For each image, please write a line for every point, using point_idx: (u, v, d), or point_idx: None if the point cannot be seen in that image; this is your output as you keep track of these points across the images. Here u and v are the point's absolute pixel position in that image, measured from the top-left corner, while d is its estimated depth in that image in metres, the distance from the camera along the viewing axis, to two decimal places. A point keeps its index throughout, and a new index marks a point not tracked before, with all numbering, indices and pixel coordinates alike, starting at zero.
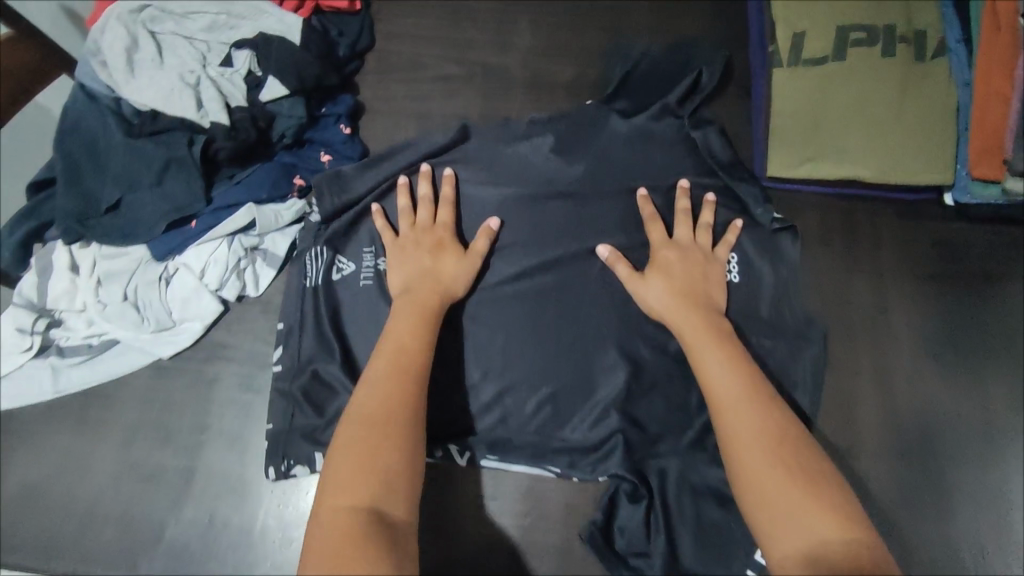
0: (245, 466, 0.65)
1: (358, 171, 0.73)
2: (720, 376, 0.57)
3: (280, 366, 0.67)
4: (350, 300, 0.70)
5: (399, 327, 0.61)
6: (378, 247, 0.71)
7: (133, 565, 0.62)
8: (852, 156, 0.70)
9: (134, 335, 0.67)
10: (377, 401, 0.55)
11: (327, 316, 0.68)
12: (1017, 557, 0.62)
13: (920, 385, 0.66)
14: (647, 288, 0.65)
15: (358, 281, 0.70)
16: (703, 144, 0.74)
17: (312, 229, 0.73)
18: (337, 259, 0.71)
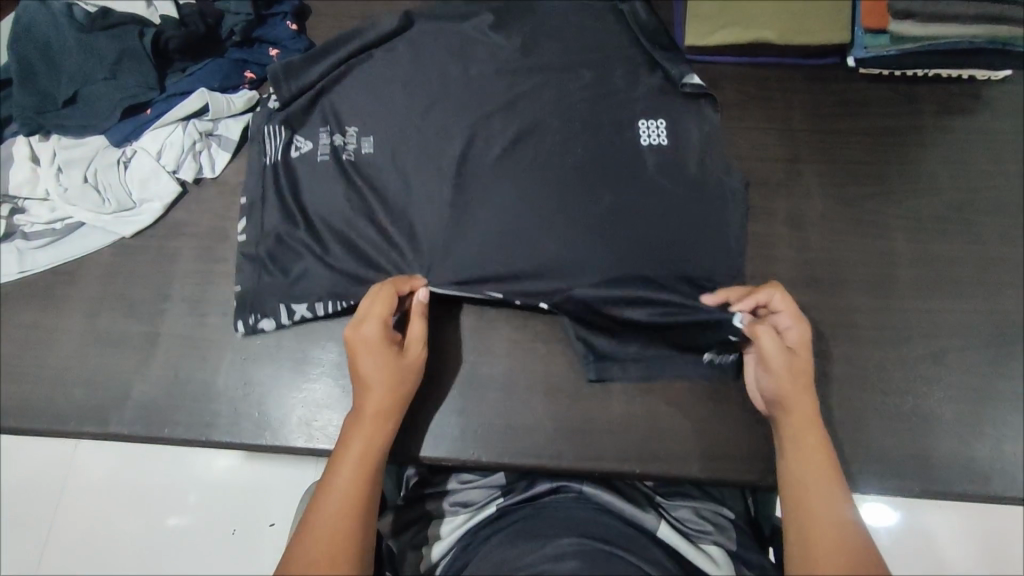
0: (205, 328, 0.72)
1: (305, 64, 0.75)
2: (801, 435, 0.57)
3: (246, 235, 0.72)
4: (310, 172, 0.73)
5: (371, 402, 0.60)
6: (333, 126, 0.74)
7: (101, 418, 0.69)
8: (758, 22, 0.77)
9: (95, 216, 0.74)
10: (352, 475, 0.55)
11: (287, 186, 0.72)
12: (919, 373, 0.68)
13: (827, 226, 0.74)
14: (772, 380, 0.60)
15: (315, 157, 0.73)
16: (629, 13, 0.77)
17: (265, 112, 0.75)
18: (295, 137, 0.74)
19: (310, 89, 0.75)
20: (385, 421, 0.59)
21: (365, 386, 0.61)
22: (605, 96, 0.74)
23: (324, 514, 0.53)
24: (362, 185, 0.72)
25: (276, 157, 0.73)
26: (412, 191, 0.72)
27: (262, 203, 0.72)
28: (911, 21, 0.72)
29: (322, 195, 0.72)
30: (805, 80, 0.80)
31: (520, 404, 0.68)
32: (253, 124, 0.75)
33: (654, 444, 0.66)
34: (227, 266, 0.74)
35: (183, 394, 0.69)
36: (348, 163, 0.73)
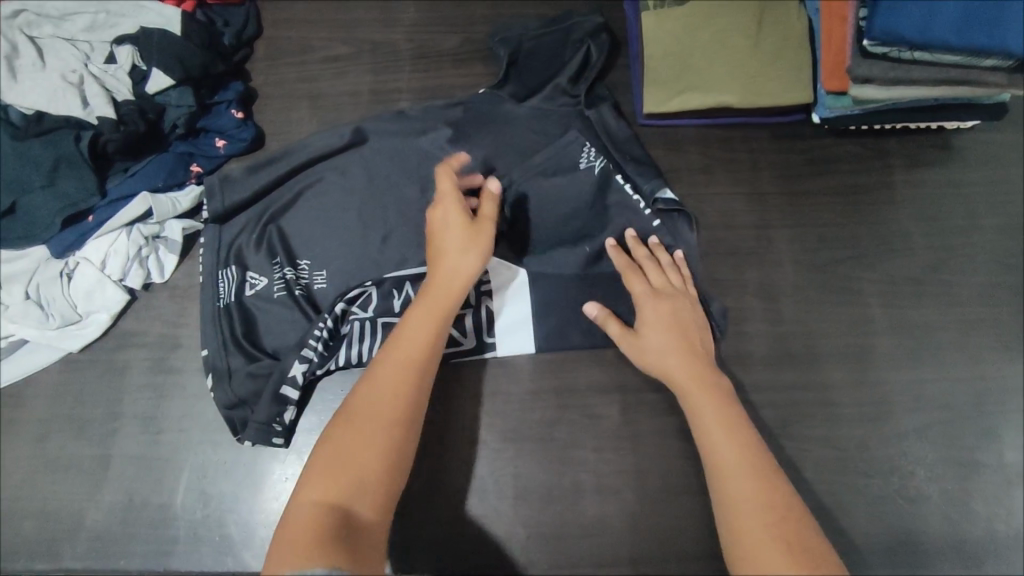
0: (160, 445, 0.69)
1: (246, 173, 0.73)
2: (721, 450, 0.54)
3: (218, 393, 0.68)
4: (270, 313, 0.70)
5: (435, 293, 0.60)
6: (285, 259, 0.71)
7: (55, 552, 0.65)
8: (718, 84, 0.75)
9: (40, 332, 0.71)
10: (407, 352, 0.57)
11: (247, 329, 0.69)
12: (903, 449, 0.65)
13: (801, 296, 0.71)
14: (642, 345, 0.62)
15: (271, 294, 0.70)
16: (598, 122, 0.74)
17: (212, 228, 0.73)
18: (247, 275, 0.71)
19: (250, 200, 0.73)
20: (442, 315, 0.59)
21: (447, 254, 0.61)
22: (567, 194, 0.72)
23: (381, 374, 0.55)
24: (330, 322, 0.67)
25: (232, 300, 0.70)
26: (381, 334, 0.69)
27: (220, 345, 0.69)
28: (870, 85, 0.68)
29: (285, 338, 0.69)
30: (770, 140, 0.78)
31: (491, 510, 0.65)
32: (204, 255, 0.72)
33: (632, 546, 0.63)
34: (180, 376, 0.71)
35: (138, 519, 0.66)
36: (302, 301, 0.69)
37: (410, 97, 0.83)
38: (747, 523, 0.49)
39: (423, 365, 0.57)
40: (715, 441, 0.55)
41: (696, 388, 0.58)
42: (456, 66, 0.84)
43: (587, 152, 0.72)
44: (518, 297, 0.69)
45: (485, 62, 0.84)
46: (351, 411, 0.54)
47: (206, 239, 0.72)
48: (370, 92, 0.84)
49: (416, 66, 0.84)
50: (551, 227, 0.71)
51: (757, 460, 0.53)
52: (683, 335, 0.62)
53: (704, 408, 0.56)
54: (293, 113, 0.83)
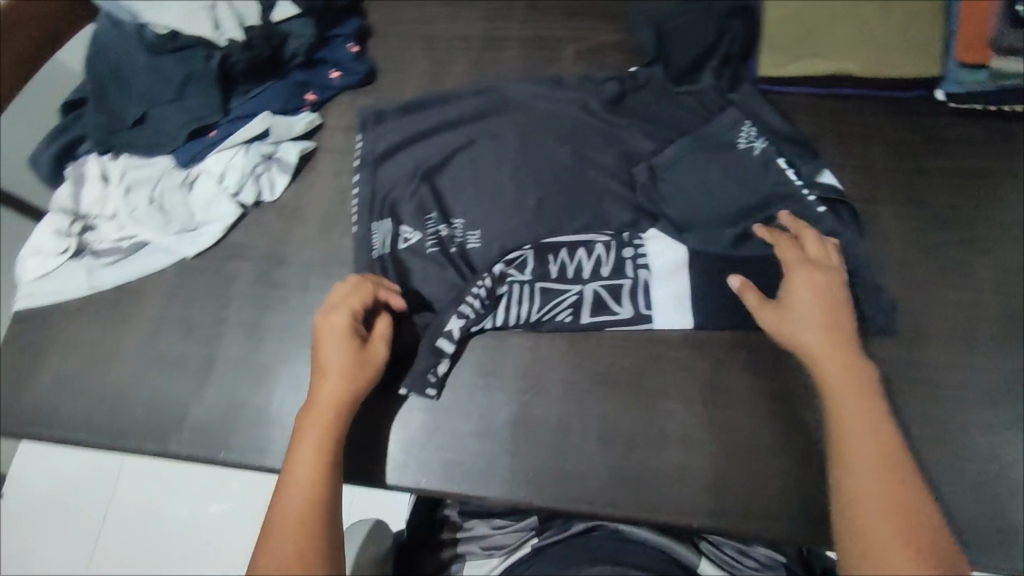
0: (262, 353, 0.72)
1: (398, 116, 0.79)
2: (857, 431, 0.55)
3: None
4: (424, 265, 0.72)
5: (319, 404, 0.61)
6: (439, 216, 0.74)
7: (158, 438, 0.69)
8: (840, 53, 0.74)
9: (160, 236, 0.76)
10: (310, 458, 0.58)
11: (402, 280, 0.72)
12: (1006, 437, 0.63)
13: (908, 274, 0.69)
14: (787, 314, 0.62)
15: (424, 249, 0.72)
16: (744, 103, 0.75)
17: (366, 177, 0.76)
18: (400, 228, 0.74)
19: (400, 145, 0.78)
20: (333, 425, 0.60)
21: (331, 373, 0.62)
22: (713, 171, 0.72)
23: (291, 507, 0.56)
24: (489, 283, 0.69)
25: (389, 251, 0.73)
26: (536, 298, 0.69)
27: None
28: (1013, 57, 0.71)
29: (444, 292, 0.71)
30: (886, 114, 0.75)
31: (575, 448, 0.66)
32: (359, 206, 0.75)
33: (715, 498, 0.63)
34: (283, 291, 0.75)
35: (238, 417, 0.70)
36: (456, 256, 0.72)
37: (521, 45, 0.84)
38: (862, 493, 0.52)
39: (325, 486, 0.57)
40: (850, 422, 0.56)
41: (835, 366, 0.59)
42: (568, 19, 0.84)
43: (745, 132, 0.73)
44: (678, 271, 0.70)
45: (597, 17, 0.84)
46: (274, 530, 0.55)
47: (362, 183, 0.76)
48: (482, 37, 0.85)
49: (528, 15, 0.85)
50: (705, 210, 0.71)
51: (886, 448, 0.54)
52: (838, 314, 0.61)
53: (839, 389, 0.57)
54: (405, 52, 0.85)
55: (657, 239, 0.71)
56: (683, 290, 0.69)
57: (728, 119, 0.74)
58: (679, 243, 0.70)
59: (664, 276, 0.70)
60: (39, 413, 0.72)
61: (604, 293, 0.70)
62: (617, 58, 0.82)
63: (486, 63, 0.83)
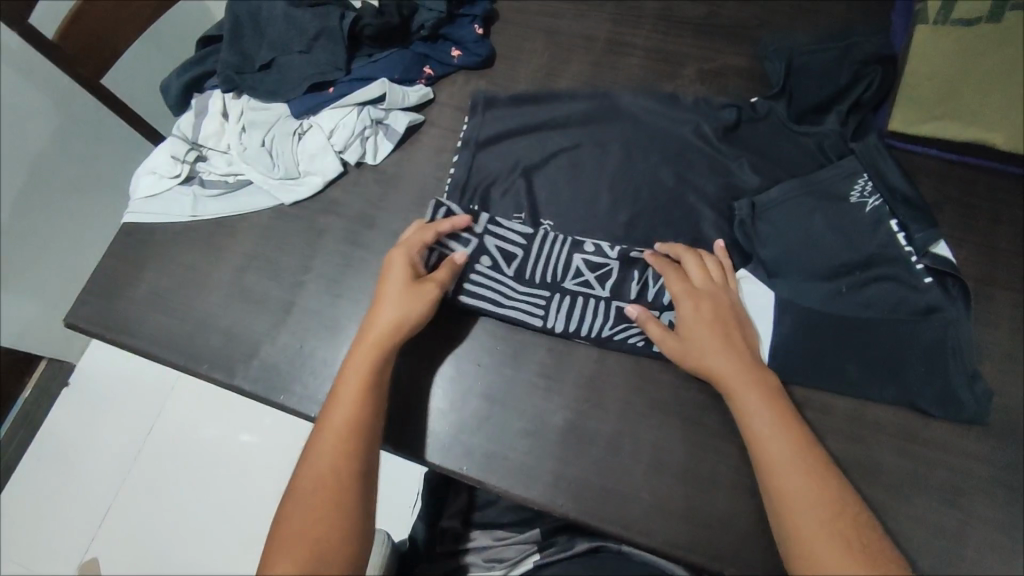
0: (337, 309, 0.74)
1: (509, 105, 0.79)
2: (778, 460, 0.56)
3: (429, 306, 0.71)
4: (507, 252, 0.71)
5: (342, 400, 0.61)
6: (527, 216, 0.74)
7: (227, 369, 0.73)
8: (986, 120, 0.69)
9: (264, 178, 0.79)
10: (327, 454, 0.59)
11: (484, 263, 0.71)
12: None
13: (1013, 365, 0.65)
14: (681, 339, 0.64)
15: (507, 240, 0.71)
16: (870, 153, 0.70)
17: (462, 165, 0.76)
18: (488, 213, 0.74)
19: (500, 133, 0.77)
20: (358, 421, 0.60)
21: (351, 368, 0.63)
22: (820, 219, 0.69)
23: (306, 490, 0.58)
24: (569, 290, 0.70)
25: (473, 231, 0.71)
26: (610, 315, 0.69)
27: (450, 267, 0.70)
28: None
29: (518, 285, 0.70)
30: (1019, 193, 0.71)
31: (622, 469, 0.64)
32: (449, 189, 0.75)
33: (756, 553, 0.61)
34: (368, 253, 0.77)
35: (303, 366, 0.72)
36: (537, 252, 0.71)
37: (643, 55, 0.82)
38: (804, 521, 0.53)
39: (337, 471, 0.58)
40: (774, 451, 0.57)
41: (743, 392, 0.60)
42: (696, 36, 0.83)
43: (862, 185, 0.69)
44: (760, 315, 0.66)
45: (728, 40, 0.82)
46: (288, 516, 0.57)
47: (459, 162, 0.76)
48: (606, 40, 0.84)
49: (656, 26, 0.84)
50: (801, 258, 0.68)
51: (824, 480, 0.55)
52: (725, 337, 0.63)
53: (760, 420, 0.58)
54: (526, 43, 0.85)
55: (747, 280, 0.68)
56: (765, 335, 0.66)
57: (848, 167, 0.70)
58: (768, 286, 0.67)
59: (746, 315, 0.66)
60: (126, 321, 0.76)
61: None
62: (739, 85, 0.80)
63: (605, 66, 0.82)
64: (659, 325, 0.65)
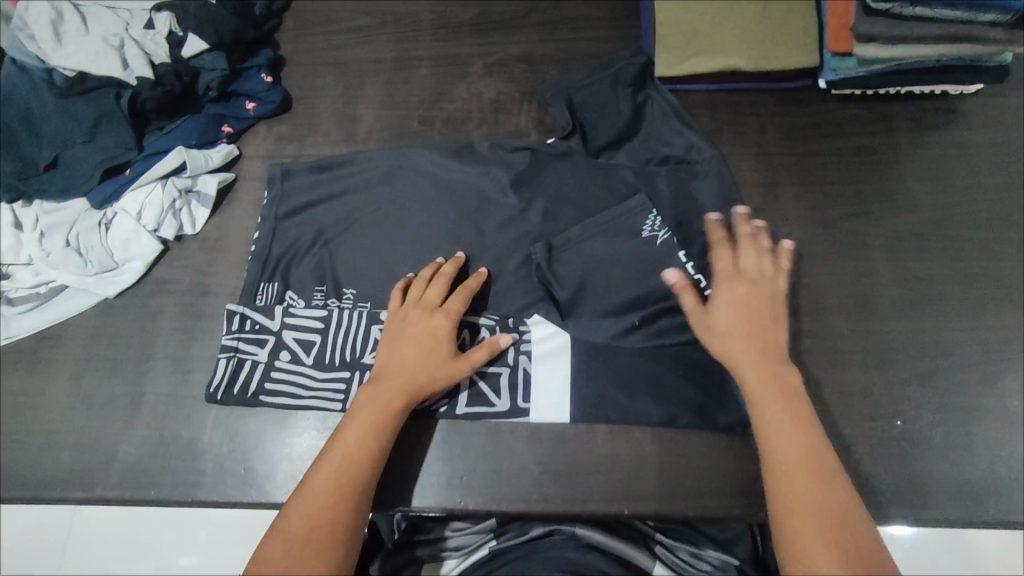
0: (189, 385, 0.72)
1: (312, 171, 0.79)
2: (781, 444, 0.58)
3: (219, 393, 0.70)
4: (305, 339, 0.71)
5: (321, 483, 0.59)
6: (330, 288, 0.74)
7: (87, 483, 0.69)
8: (727, 50, 0.78)
9: (77, 278, 0.75)
10: (303, 525, 0.57)
11: (286, 351, 0.71)
12: (905, 395, 0.68)
13: (808, 249, 0.74)
14: (715, 319, 0.66)
15: (305, 317, 0.72)
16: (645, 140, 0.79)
17: (265, 235, 0.76)
18: (288, 293, 0.74)
19: (305, 180, 0.79)
20: (356, 473, 0.60)
21: (357, 426, 0.63)
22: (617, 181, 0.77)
23: (294, 528, 0.57)
24: (370, 363, 0.70)
25: (271, 328, 0.72)
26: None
27: (251, 367, 0.71)
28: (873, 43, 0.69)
29: (322, 367, 0.71)
30: (777, 104, 0.80)
31: (505, 451, 0.68)
32: (252, 263, 0.76)
33: (640, 483, 0.67)
34: (208, 322, 0.75)
35: (168, 453, 0.69)
36: (336, 330, 0.72)
37: (430, 64, 0.86)
38: (805, 515, 0.55)
39: (325, 525, 0.57)
40: (784, 447, 0.58)
41: (761, 381, 0.62)
42: (473, 35, 0.88)
43: (651, 220, 0.73)
44: (562, 354, 0.70)
45: (503, 33, 0.88)
46: (274, 551, 0.56)
47: (263, 232, 0.77)
48: (393, 59, 0.87)
49: (436, 35, 0.88)
50: (590, 260, 0.73)
51: (819, 464, 0.57)
52: (755, 323, 0.65)
53: (775, 408, 0.60)
54: (318, 79, 0.87)
55: (541, 323, 0.72)
56: (568, 372, 0.70)
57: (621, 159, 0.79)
58: (563, 329, 0.71)
59: (548, 359, 0.70)
60: None
61: (485, 379, 0.70)
62: (523, 69, 0.85)
63: (398, 83, 0.86)
64: (693, 301, 0.67)
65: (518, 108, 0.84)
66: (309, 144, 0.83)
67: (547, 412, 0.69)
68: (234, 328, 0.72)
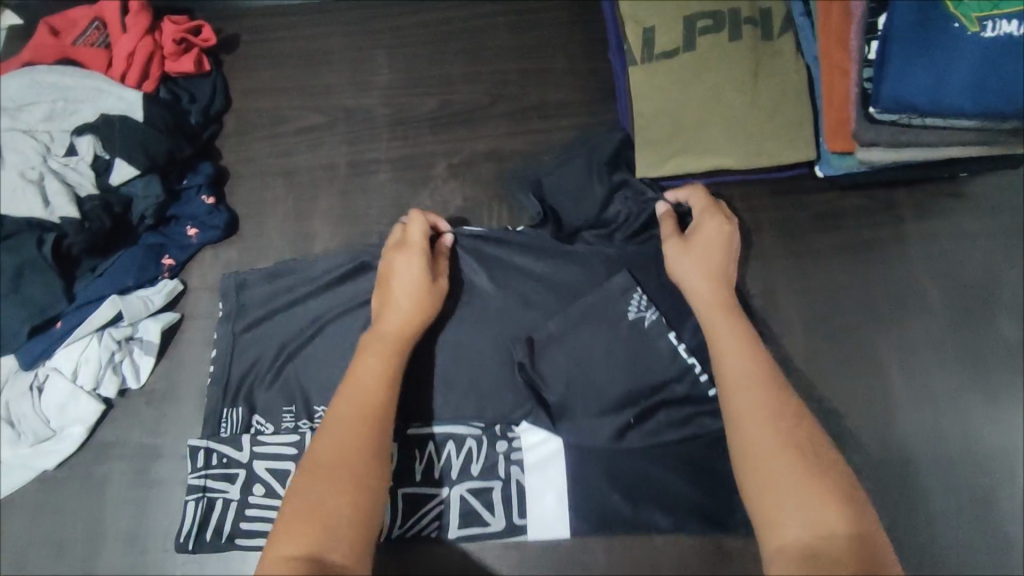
0: (147, 565, 0.66)
1: (262, 279, 0.72)
2: (738, 373, 0.54)
3: (190, 538, 0.63)
4: (279, 469, 0.65)
5: (336, 421, 0.52)
6: (300, 407, 0.67)
7: None
8: (715, 147, 0.70)
9: (11, 453, 0.67)
10: (333, 449, 0.50)
11: (260, 485, 0.64)
12: (919, 524, 0.65)
13: (812, 367, 0.69)
14: (700, 234, 0.65)
15: (278, 444, 0.65)
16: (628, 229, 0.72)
17: (223, 354, 0.69)
18: (255, 419, 0.67)
19: (259, 303, 0.71)
20: (378, 397, 0.54)
21: (365, 361, 0.57)
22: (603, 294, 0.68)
23: (321, 446, 0.50)
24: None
25: (240, 459, 0.65)
26: (400, 510, 0.63)
27: (222, 507, 0.64)
28: (877, 147, 0.62)
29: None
30: (770, 197, 0.74)
31: None
32: (212, 386, 0.68)
33: None
34: (163, 489, 0.68)
35: None
36: None
37: (389, 168, 0.79)
38: (762, 431, 0.50)
39: (352, 438, 0.51)
40: (733, 369, 0.54)
41: (721, 314, 0.59)
42: (434, 130, 0.80)
43: (636, 300, 0.67)
44: (556, 460, 0.64)
45: (466, 125, 0.80)
46: (301, 475, 0.49)
47: (217, 360, 0.69)
48: (347, 163, 0.79)
49: (393, 132, 0.80)
50: (580, 359, 0.65)
51: (774, 385, 0.53)
52: (725, 259, 0.64)
53: (728, 336, 0.57)
54: (267, 192, 0.78)
55: (530, 428, 0.65)
56: (564, 482, 0.64)
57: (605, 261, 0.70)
58: (554, 434, 0.65)
59: (542, 467, 0.64)
60: None
61: (476, 496, 0.64)
62: (491, 168, 0.78)
63: (355, 192, 0.78)
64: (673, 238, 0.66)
65: (488, 215, 0.76)
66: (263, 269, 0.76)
67: (546, 529, 0.63)
68: (200, 465, 0.65)
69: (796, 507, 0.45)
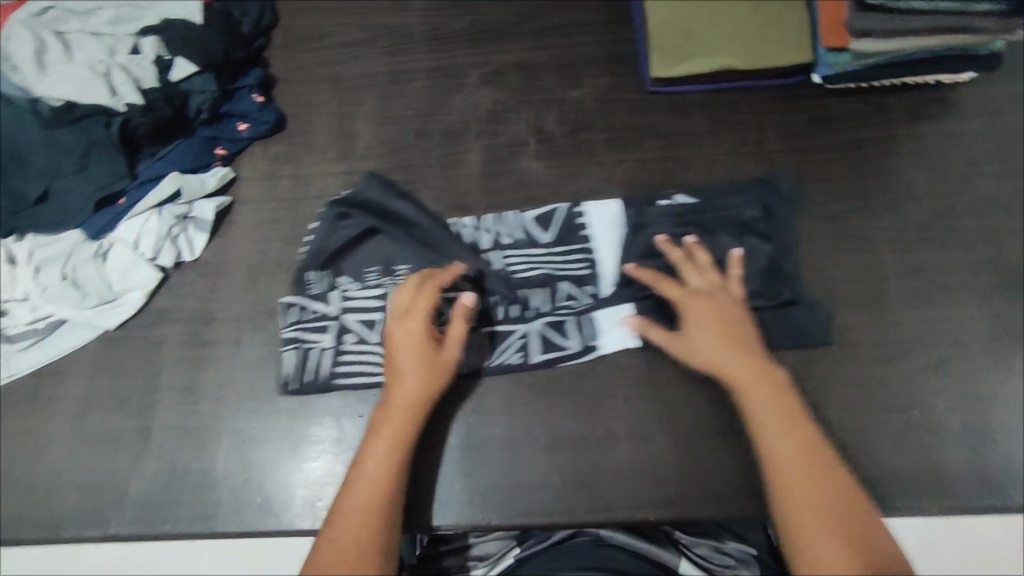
0: (197, 416, 0.71)
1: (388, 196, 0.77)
2: (770, 410, 0.61)
3: (291, 378, 0.71)
4: (368, 318, 0.72)
5: (354, 495, 0.59)
6: (384, 268, 0.74)
7: (99, 519, 0.68)
8: (724, 49, 0.77)
9: (76, 312, 0.73)
10: (377, 477, 0.60)
11: (352, 334, 0.71)
12: (918, 387, 0.68)
13: (815, 246, 0.74)
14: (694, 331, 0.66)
15: (365, 297, 0.73)
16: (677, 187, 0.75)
17: (326, 224, 0.76)
18: (340, 279, 0.74)
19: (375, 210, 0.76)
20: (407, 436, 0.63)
21: (405, 383, 0.64)
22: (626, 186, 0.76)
23: (371, 474, 0.60)
24: (437, 332, 0.71)
25: (330, 314, 0.72)
26: (485, 347, 0.71)
27: (319, 355, 0.71)
28: (868, 38, 0.73)
29: None
30: (773, 100, 0.80)
31: (527, 463, 0.67)
32: (308, 249, 0.76)
33: (664, 489, 0.66)
34: (214, 349, 0.74)
35: (181, 485, 0.69)
36: None
37: (425, 76, 0.85)
38: (785, 463, 0.58)
39: (393, 467, 0.61)
40: (762, 410, 0.61)
41: (742, 367, 0.63)
42: (467, 44, 0.86)
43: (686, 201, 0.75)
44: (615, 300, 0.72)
45: (496, 41, 0.86)
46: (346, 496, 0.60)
47: (317, 236, 0.76)
48: (386, 72, 0.86)
49: (429, 45, 0.87)
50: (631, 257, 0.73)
51: (798, 426, 0.60)
52: (730, 342, 0.64)
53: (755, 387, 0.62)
54: (312, 97, 0.85)
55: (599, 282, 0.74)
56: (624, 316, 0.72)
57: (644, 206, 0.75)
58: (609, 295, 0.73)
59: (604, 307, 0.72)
60: None
61: (550, 329, 0.71)
62: (520, 76, 0.84)
63: (393, 96, 0.84)
64: (670, 287, 0.68)
65: (517, 116, 0.82)
66: (307, 162, 0.82)
67: (615, 347, 0.70)
68: (293, 320, 0.72)
69: (815, 530, 0.55)
